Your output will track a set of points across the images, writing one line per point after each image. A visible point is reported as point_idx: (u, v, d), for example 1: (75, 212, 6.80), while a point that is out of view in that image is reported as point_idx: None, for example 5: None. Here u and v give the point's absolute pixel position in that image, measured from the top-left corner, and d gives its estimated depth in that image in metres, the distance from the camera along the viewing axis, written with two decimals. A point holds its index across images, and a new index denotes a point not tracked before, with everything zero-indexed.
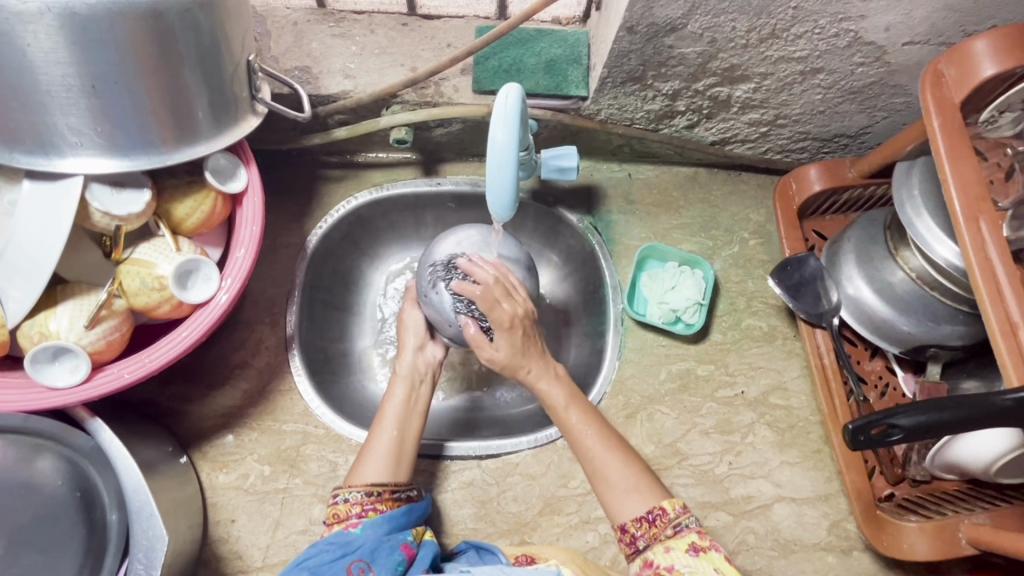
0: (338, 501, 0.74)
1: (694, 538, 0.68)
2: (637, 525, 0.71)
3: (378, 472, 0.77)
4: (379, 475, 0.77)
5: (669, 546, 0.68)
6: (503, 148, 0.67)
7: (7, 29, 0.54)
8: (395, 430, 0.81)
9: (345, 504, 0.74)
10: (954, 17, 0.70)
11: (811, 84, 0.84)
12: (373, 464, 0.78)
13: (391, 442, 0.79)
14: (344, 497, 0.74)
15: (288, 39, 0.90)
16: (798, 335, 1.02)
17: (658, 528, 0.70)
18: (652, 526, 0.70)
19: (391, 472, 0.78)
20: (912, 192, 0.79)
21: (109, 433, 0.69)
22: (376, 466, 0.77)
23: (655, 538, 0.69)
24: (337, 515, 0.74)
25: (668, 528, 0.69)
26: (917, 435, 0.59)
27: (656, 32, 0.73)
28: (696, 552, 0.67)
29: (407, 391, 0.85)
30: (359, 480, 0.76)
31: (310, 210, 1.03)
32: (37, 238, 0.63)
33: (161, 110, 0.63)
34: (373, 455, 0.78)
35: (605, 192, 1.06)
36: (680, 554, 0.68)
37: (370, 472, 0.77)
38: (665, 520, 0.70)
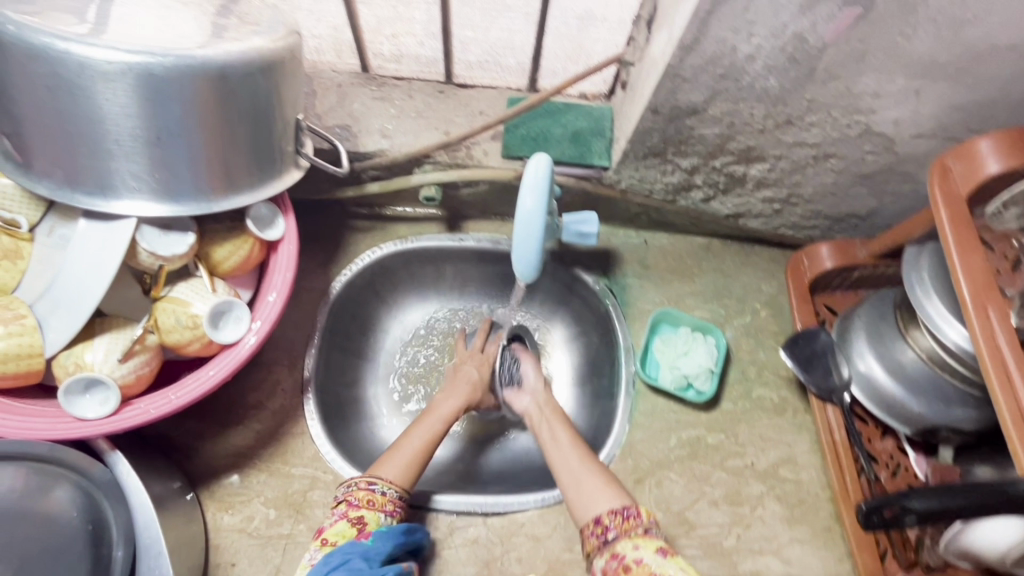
0: (373, 490, 0.78)
1: (661, 543, 0.70)
2: (613, 517, 0.73)
3: (398, 472, 0.81)
4: (401, 477, 0.81)
5: (637, 543, 0.69)
6: (530, 213, 0.71)
7: (90, 86, 0.59)
8: (419, 445, 0.84)
9: (383, 496, 0.78)
10: (960, 115, 0.75)
11: (823, 168, 0.88)
12: (396, 464, 0.82)
13: (424, 450, 0.84)
14: (381, 489, 0.78)
15: (331, 98, 0.96)
16: (808, 409, 1.02)
17: (631, 523, 0.71)
18: (626, 520, 0.72)
19: (410, 479, 0.82)
20: (922, 276, 0.82)
21: (128, 468, 0.72)
22: (402, 465, 0.82)
23: (626, 533, 0.71)
24: (371, 504, 0.77)
25: (639, 527, 0.71)
26: (930, 521, 0.61)
27: (677, 113, 0.78)
28: (664, 552, 0.68)
29: (456, 414, 0.90)
30: (381, 474, 0.80)
31: (335, 257, 1.06)
32: (86, 274, 0.67)
33: (216, 161, 0.68)
34: (400, 456, 0.83)
35: (620, 257, 1.10)
36: (648, 551, 0.68)
37: (390, 470, 0.81)
38: (638, 520, 0.72)
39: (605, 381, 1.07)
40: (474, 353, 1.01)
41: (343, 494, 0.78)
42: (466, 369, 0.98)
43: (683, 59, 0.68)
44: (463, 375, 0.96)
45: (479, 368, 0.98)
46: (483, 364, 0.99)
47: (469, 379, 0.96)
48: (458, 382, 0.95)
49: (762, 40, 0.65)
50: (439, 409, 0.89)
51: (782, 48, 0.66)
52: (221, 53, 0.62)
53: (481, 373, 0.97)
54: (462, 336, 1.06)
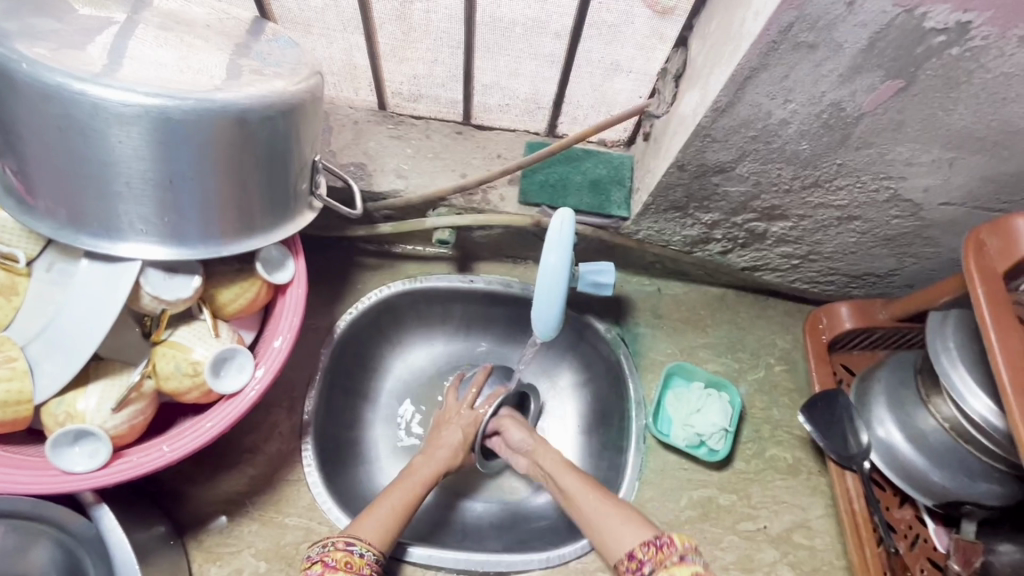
0: (351, 551, 0.74)
1: (699, 570, 0.68)
2: (646, 549, 0.73)
3: (376, 533, 0.78)
4: (379, 538, 0.78)
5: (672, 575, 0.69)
6: (555, 270, 0.70)
7: (103, 128, 0.57)
8: (393, 507, 0.82)
9: (361, 558, 0.74)
10: (991, 186, 0.73)
11: (847, 229, 0.87)
12: (373, 523, 0.79)
13: (402, 513, 0.81)
14: (359, 550, 0.75)
15: (347, 136, 0.95)
16: (823, 471, 0.99)
17: (665, 554, 0.71)
18: (659, 551, 0.72)
19: (388, 540, 0.79)
20: (947, 344, 0.79)
21: (113, 523, 0.66)
22: (381, 525, 0.79)
23: (662, 565, 0.71)
24: (349, 566, 0.73)
25: (673, 556, 0.71)
26: None
27: (704, 170, 0.77)
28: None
29: (430, 479, 0.88)
30: (359, 534, 0.77)
31: (341, 294, 1.03)
32: (86, 317, 0.64)
33: (229, 205, 0.65)
34: (376, 515, 0.80)
35: (633, 305, 1.07)
36: None
37: (367, 530, 0.78)
38: (672, 549, 0.71)
39: (613, 432, 1.03)
40: (462, 410, 0.98)
41: (317, 555, 0.73)
42: (449, 430, 0.95)
43: (715, 120, 0.67)
44: (444, 437, 0.94)
45: (464, 429, 0.95)
46: (469, 423, 0.96)
47: (452, 441, 0.93)
48: (439, 446, 0.93)
49: (799, 106, 0.64)
50: (417, 471, 0.88)
51: (818, 115, 0.65)
52: (241, 97, 0.60)
53: (466, 434, 0.95)
54: (456, 386, 1.03)
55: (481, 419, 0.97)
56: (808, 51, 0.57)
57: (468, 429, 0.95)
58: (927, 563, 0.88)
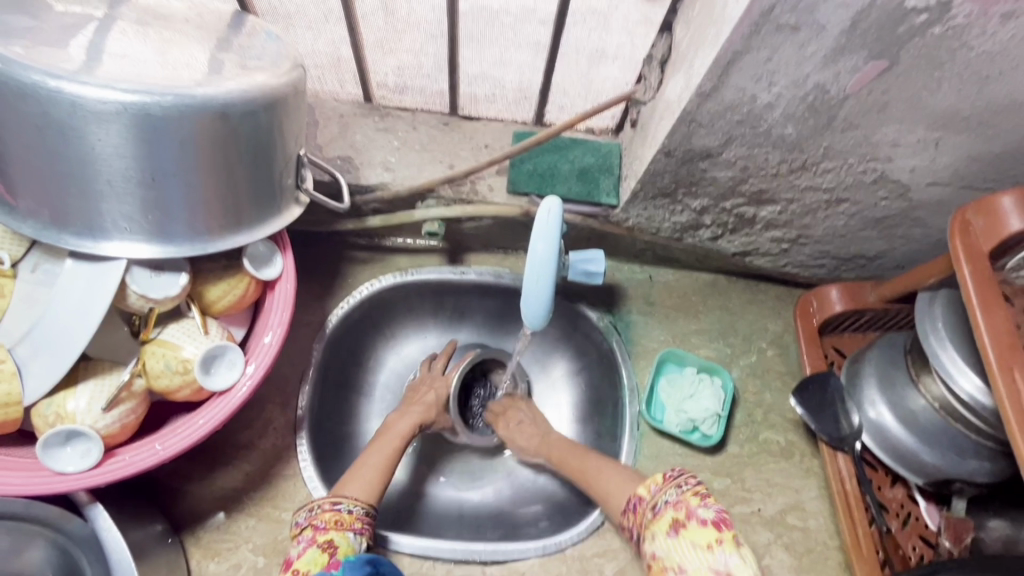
0: (339, 510, 0.74)
1: (673, 515, 0.67)
2: (628, 516, 0.75)
3: (364, 488, 0.78)
4: (367, 493, 0.78)
5: (653, 532, 0.68)
6: (543, 259, 0.69)
7: (83, 126, 0.56)
8: (377, 461, 0.82)
9: (350, 514, 0.74)
10: (976, 166, 0.73)
11: (835, 212, 0.87)
12: (359, 481, 0.79)
13: (386, 466, 0.82)
14: (347, 508, 0.75)
15: (333, 128, 0.94)
16: (816, 453, 1.00)
17: (641, 513, 0.72)
18: (637, 513, 0.73)
19: (376, 493, 0.79)
20: (936, 324, 0.79)
21: (108, 523, 0.67)
22: (367, 481, 0.79)
23: (641, 525, 0.72)
24: (340, 524, 0.73)
25: (648, 512, 0.71)
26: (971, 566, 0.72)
27: (691, 156, 0.76)
28: (676, 531, 0.66)
29: (409, 433, 0.89)
30: (346, 494, 0.77)
31: (332, 290, 1.03)
32: (72, 317, 0.64)
33: (214, 201, 0.65)
34: (362, 473, 0.80)
35: (625, 292, 1.07)
36: (660, 537, 0.67)
37: (355, 489, 0.78)
38: (644, 505, 0.72)
39: (608, 420, 1.03)
40: (433, 375, 0.99)
41: (307, 518, 0.74)
42: (423, 392, 0.96)
43: (700, 105, 0.67)
44: (419, 396, 0.95)
45: (437, 391, 0.96)
46: (443, 385, 0.97)
47: (427, 399, 0.94)
48: (414, 403, 0.93)
49: (783, 89, 0.63)
50: (395, 428, 0.88)
51: (803, 98, 0.64)
52: (222, 91, 0.60)
53: (440, 395, 0.96)
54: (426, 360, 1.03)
55: (453, 382, 0.98)
56: (791, 33, 0.57)
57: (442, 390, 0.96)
58: (920, 541, 0.89)
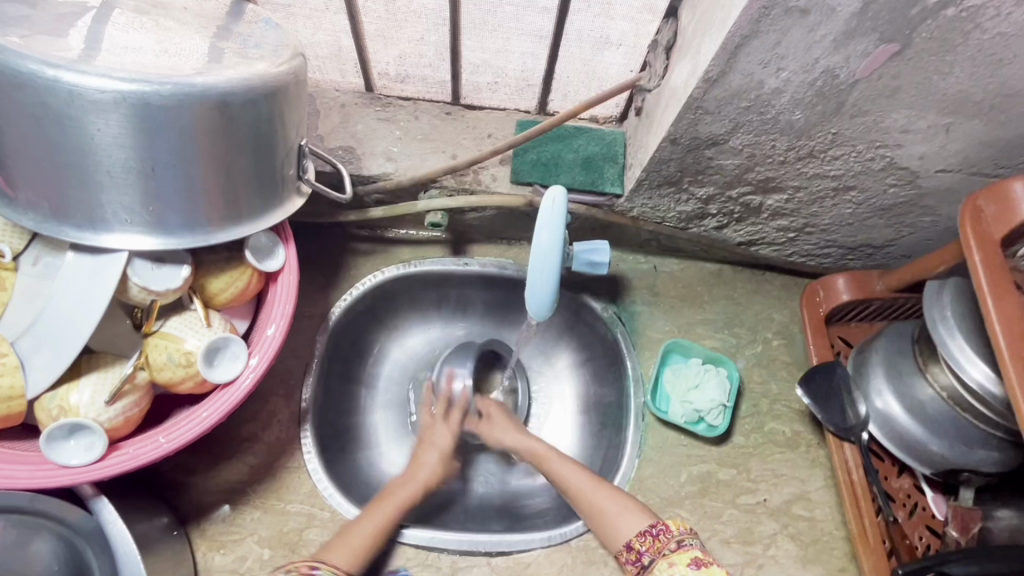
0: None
1: (697, 553, 0.72)
2: (642, 540, 0.77)
3: (343, 557, 0.78)
4: (346, 561, 0.77)
5: (671, 561, 0.73)
6: (547, 249, 0.69)
7: (80, 115, 0.55)
8: (366, 528, 0.81)
9: None
10: (988, 151, 0.72)
11: (843, 200, 0.86)
12: (343, 549, 0.78)
13: (374, 535, 0.81)
14: (324, 574, 0.73)
15: (335, 119, 0.94)
16: (822, 443, 0.99)
17: (662, 542, 0.76)
18: (656, 540, 0.76)
19: (356, 562, 0.79)
20: (944, 314, 0.78)
21: (112, 515, 0.67)
22: (348, 549, 0.79)
23: (660, 553, 0.75)
24: None
25: (671, 543, 0.75)
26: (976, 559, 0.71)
27: (697, 144, 0.75)
28: (697, 566, 0.71)
29: (412, 498, 0.87)
30: (327, 560, 0.77)
31: (335, 281, 1.03)
32: (74, 310, 0.63)
33: (215, 192, 0.64)
34: (347, 540, 0.80)
35: (630, 282, 1.06)
36: (680, 567, 0.72)
37: (339, 556, 0.78)
38: (668, 536, 0.76)
39: (613, 411, 1.03)
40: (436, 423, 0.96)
41: None
42: (427, 449, 0.93)
43: (707, 91, 0.66)
44: (420, 460, 0.92)
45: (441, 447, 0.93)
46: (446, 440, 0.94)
47: (430, 462, 0.92)
48: (417, 468, 0.91)
49: (792, 74, 0.62)
50: (393, 496, 0.86)
51: (812, 83, 0.63)
52: (221, 80, 0.59)
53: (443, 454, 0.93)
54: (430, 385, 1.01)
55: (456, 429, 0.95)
56: (800, 17, 0.56)
57: (445, 445, 0.94)
58: (926, 531, 0.89)
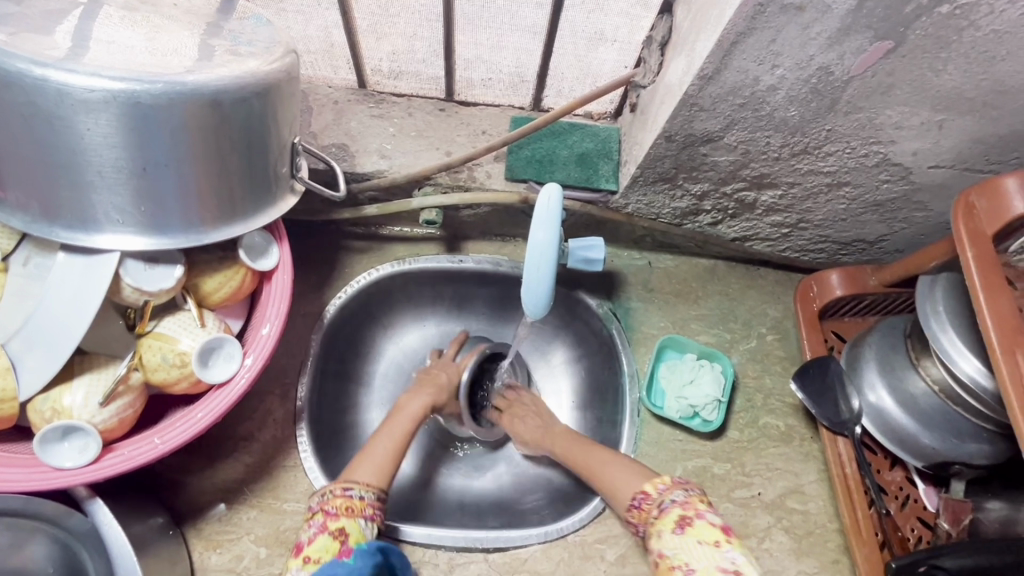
0: (350, 496, 0.74)
1: (678, 513, 0.71)
2: (632, 513, 0.77)
3: (373, 475, 0.78)
4: (377, 479, 0.78)
5: (659, 529, 0.71)
6: (543, 247, 0.69)
7: (69, 115, 0.55)
8: (389, 444, 0.83)
9: (360, 501, 0.74)
10: (980, 147, 0.73)
11: (836, 195, 0.86)
12: (370, 467, 0.79)
13: (395, 450, 0.83)
14: (358, 494, 0.75)
15: (327, 116, 0.93)
16: (815, 437, 1.00)
17: (646, 511, 0.75)
18: (642, 510, 0.76)
19: (386, 479, 0.79)
20: (936, 307, 0.79)
21: (108, 517, 0.67)
22: (378, 468, 0.79)
23: (648, 522, 0.74)
24: (350, 511, 0.73)
25: (654, 510, 0.74)
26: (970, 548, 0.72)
27: (692, 141, 0.75)
28: (683, 527, 0.70)
29: (420, 413, 0.90)
30: (355, 479, 0.77)
31: (330, 279, 1.02)
32: (66, 311, 0.62)
33: (208, 191, 0.64)
34: (371, 460, 0.80)
35: (625, 279, 1.06)
36: (665, 534, 0.70)
37: (365, 474, 0.78)
38: (650, 503, 0.75)
39: (608, 407, 1.03)
40: (444, 363, 1.00)
41: (318, 503, 0.73)
42: (435, 375, 0.97)
43: (702, 88, 0.66)
44: (432, 378, 0.96)
45: (449, 374, 0.98)
46: (453, 370, 0.99)
47: (438, 383, 0.95)
48: (425, 385, 0.94)
49: (786, 71, 0.62)
50: (407, 408, 0.89)
51: (806, 80, 0.63)
52: (213, 79, 0.58)
53: (451, 378, 0.97)
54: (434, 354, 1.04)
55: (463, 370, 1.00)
56: (795, 14, 0.56)
57: (452, 375, 0.98)
58: (917, 523, 0.90)
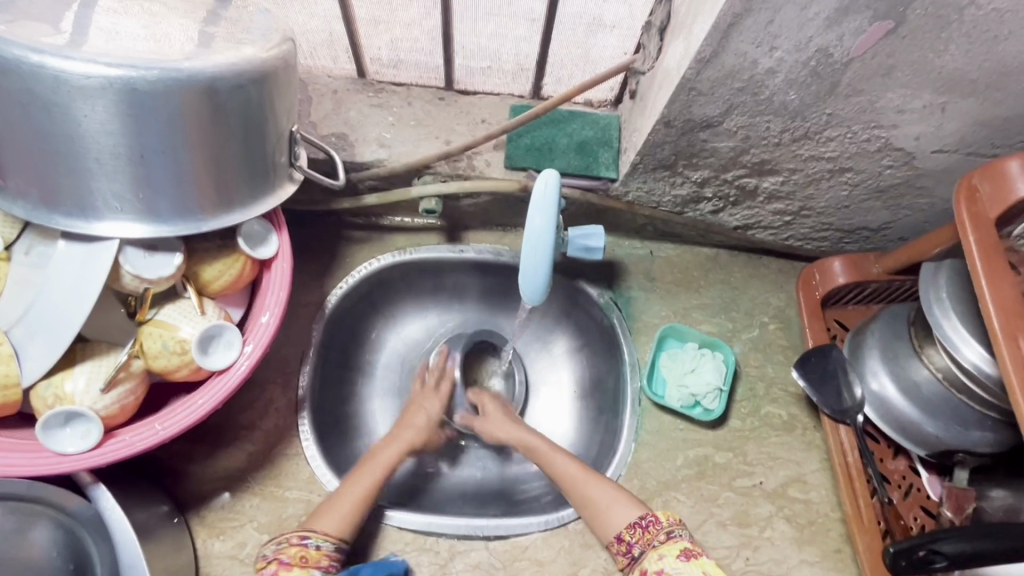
0: (306, 544, 0.76)
1: (686, 545, 0.75)
2: (634, 532, 0.79)
3: (337, 523, 0.79)
4: (339, 527, 0.79)
5: (660, 553, 0.75)
6: (540, 234, 0.68)
7: (67, 102, 0.55)
8: (365, 488, 0.82)
9: (316, 551, 0.76)
10: (985, 131, 0.72)
11: (839, 181, 0.85)
12: (336, 512, 0.80)
13: (367, 499, 0.82)
14: (314, 543, 0.77)
15: (327, 105, 0.93)
16: (817, 426, 0.99)
17: (652, 533, 0.77)
18: (647, 531, 0.78)
19: (350, 528, 0.80)
20: (940, 294, 0.78)
21: (111, 502, 0.68)
22: (342, 515, 0.80)
23: (649, 544, 0.77)
24: (303, 561, 0.75)
25: (661, 535, 0.77)
26: (973, 537, 0.70)
27: (691, 126, 0.75)
28: (687, 557, 0.74)
29: (396, 460, 0.87)
30: (318, 527, 0.78)
31: (331, 270, 1.02)
32: (67, 298, 0.63)
33: (206, 178, 0.64)
34: (340, 503, 0.81)
35: (626, 268, 1.06)
36: (670, 558, 0.74)
37: (329, 523, 0.79)
38: (659, 527, 0.78)
39: (609, 396, 1.03)
40: (424, 390, 0.97)
41: (273, 551, 0.76)
42: (416, 411, 0.94)
43: (700, 72, 0.65)
44: (409, 419, 0.93)
45: (427, 410, 0.94)
46: (433, 402, 0.96)
47: (417, 422, 0.93)
48: (402, 427, 0.91)
49: (785, 54, 0.62)
50: (380, 458, 0.86)
51: (805, 62, 0.63)
52: (209, 65, 0.58)
53: (430, 414, 0.94)
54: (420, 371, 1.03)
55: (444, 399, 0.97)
56: None
57: (433, 409, 0.95)
58: (921, 511, 0.89)
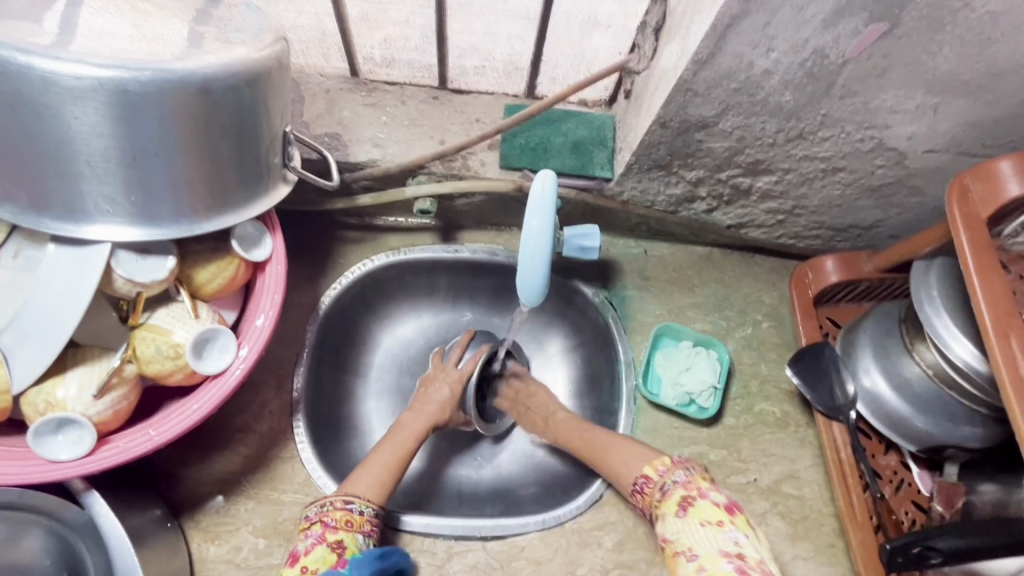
0: (350, 510, 0.75)
1: (681, 493, 0.70)
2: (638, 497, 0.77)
3: (372, 489, 0.78)
4: (378, 495, 0.78)
5: (663, 514, 0.70)
6: (537, 234, 0.68)
7: (58, 105, 0.54)
8: (392, 454, 0.84)
9: (360, 516, 0.75)
10: (975, 131, 0.72)
11: (832, 180, 0.86)
12: (369, 476, 0.80)
13: (396, 467, 0.82)
14: (358, 508, 0.76)
15: (319, 105, 0.92)
16: (810, 423, 1.00)
17: (649, 495, 0.74)
18: (646, 495, 0.75)
19: (385, 495, 0.80)
20: (930, 292, 0.79)
21: (102, 508, 0.67)
22: (376, 484, 0.80)
23: (653, 504, 0.74)
24: (349, 524, 0.74)
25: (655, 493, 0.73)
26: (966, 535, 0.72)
27: (687, 127, 0.75)
28: (686, 508, 0.69)
29: (420, 433, 0.89)
30: (356, 492, 0.78)
31: (324, 271, 1.02)
32: (58, 304, 0.62)
33: (199, 180, 0.63)
34: (371, 471, 0.81)
35: (620, 267, 1.06)
36: (670, 518, 0.69)
37: (364, 487, 0.78)
38: (652, 486, 0.74)
39: (604, 395, 1.03)
40: (447, 369, 0.97)
41: (317, 514, 0.74)
42: (436, 389, 0.94)
43: (697, 73, 0.65)
44: (431, 396, 0.93)
45: (450, 386, 0.95)
46: (455, 379, 0.96)
47: (440, 399, 0.93)
48: (426, 402, 0.92)
49: (782, 55, 0.62)
50: (408, 426, 0.88)
51: (801, 63, 0.63)
52: (203, 65, 0.57)
53: (453, 390, 0.94)
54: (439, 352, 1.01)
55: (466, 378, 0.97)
56: None
57: (455, 386, 0.95)
58: (912, 506, 0.91)
